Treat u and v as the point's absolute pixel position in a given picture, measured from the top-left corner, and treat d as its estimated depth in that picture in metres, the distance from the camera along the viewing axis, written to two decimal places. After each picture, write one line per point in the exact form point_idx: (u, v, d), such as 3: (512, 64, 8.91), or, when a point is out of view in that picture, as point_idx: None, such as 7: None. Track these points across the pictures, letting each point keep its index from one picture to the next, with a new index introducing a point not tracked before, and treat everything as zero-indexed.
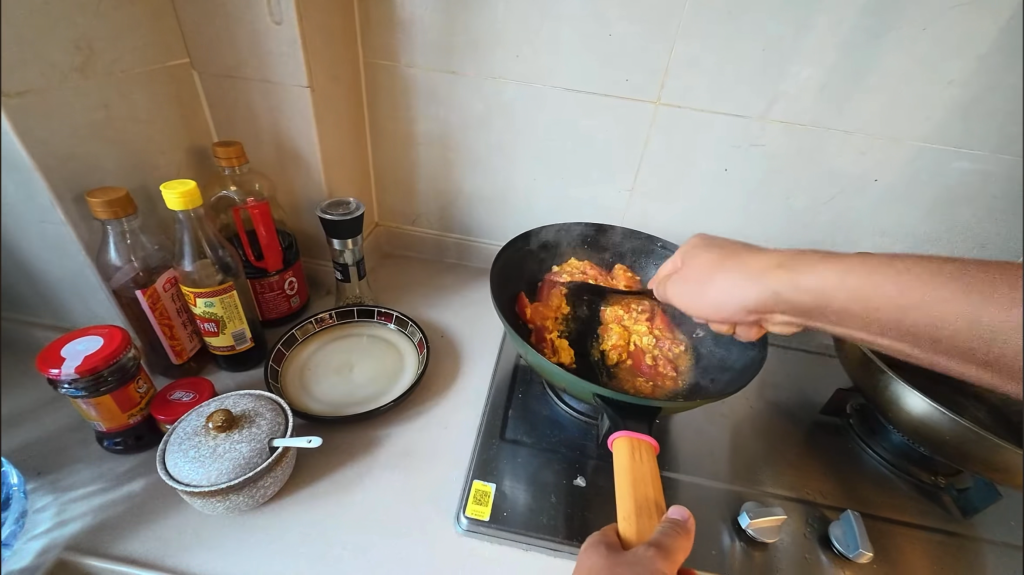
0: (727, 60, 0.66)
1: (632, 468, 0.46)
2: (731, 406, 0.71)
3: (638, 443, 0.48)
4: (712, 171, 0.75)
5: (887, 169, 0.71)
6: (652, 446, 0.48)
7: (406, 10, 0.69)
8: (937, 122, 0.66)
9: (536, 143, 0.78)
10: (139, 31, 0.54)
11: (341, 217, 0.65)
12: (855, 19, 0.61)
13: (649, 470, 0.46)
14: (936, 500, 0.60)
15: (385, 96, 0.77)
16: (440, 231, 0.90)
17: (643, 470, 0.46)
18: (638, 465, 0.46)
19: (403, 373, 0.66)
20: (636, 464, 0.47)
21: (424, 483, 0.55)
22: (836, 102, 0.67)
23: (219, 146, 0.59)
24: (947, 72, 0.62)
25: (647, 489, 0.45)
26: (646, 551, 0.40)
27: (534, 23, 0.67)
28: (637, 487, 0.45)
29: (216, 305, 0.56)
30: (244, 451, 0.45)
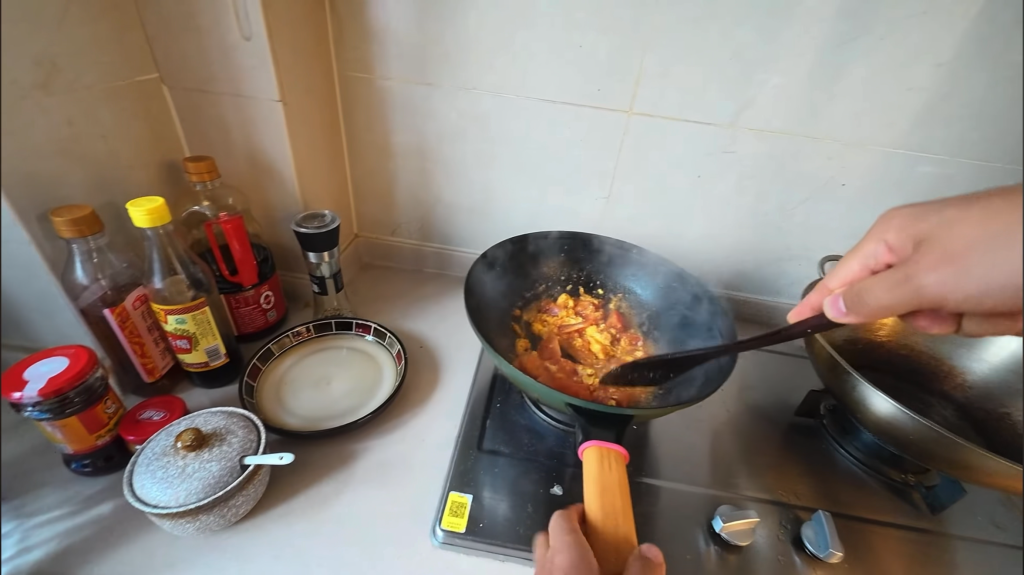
0: (696, 70, 0.67)
1: (600, 476, 0.47)
2: (707, 410, 0.72)
3: (606, 452, 0.49)
4: (687, 178, 0.77)
5: (854, 174, 0.73)
6: (622, 455, 0.49)
7: (379, 23, 0.69)
8: (897, 128, 0.68)
9: (512, 153, 0.78)
10: (105, 47, 0.54)
11: (315, 230, 0.65)
12: (817, 28, 0.62)
13: (617, 479, 0.47)
14: (906, 499, 0.62)
15: (360, 108, 0.77)
16: (420, 241, 0.90)
17: (611, 479, 0.47)
18: (606, 474, 0.47)
19: (381, 385, 0.66)
20: (605, 473, 0.47)
21: (401, 496, 0.54)
22: (801, 110, 0.69)
23: (190, 161, 0.59)
24: (907, 79, 0.64)
25: (615, 498, 0.46)
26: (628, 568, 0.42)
27: (507, 34, 0.68)
28: (604, 494, 0.46)
29: (188, 322, 0.56)
30: (214, 471, 0.45)
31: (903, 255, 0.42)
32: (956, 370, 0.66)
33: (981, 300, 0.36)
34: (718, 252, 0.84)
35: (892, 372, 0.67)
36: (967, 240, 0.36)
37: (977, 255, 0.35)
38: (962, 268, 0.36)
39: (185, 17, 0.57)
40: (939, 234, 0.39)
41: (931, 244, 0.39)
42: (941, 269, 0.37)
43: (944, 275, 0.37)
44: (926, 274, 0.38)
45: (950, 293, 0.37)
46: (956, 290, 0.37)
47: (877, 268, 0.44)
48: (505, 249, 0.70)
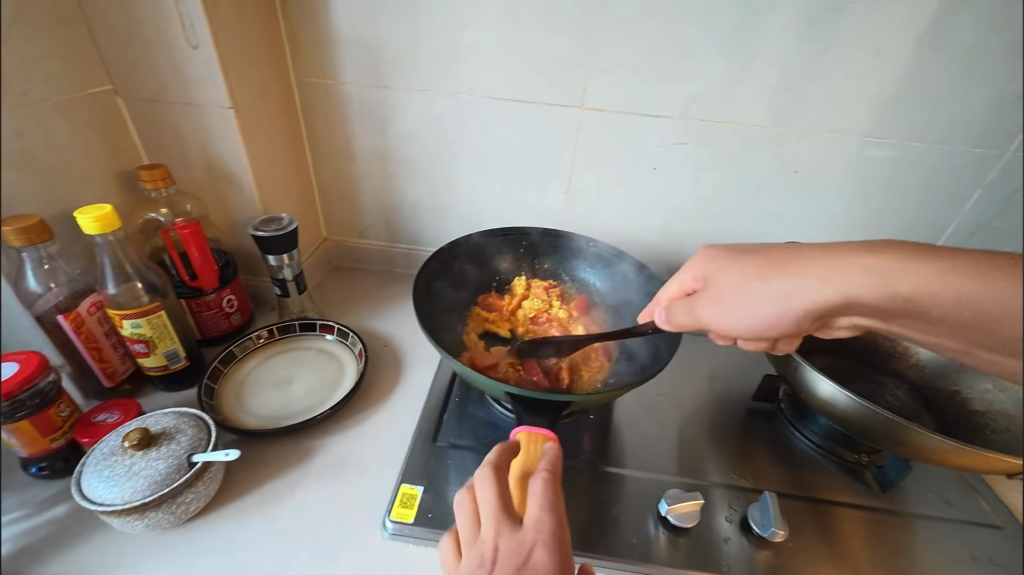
0: (641, 64, 0.69)
1: (524, 459, 0.46)
2: (668, 398, 0.72)
3: (535, 436, 0.48)
4: (643, 171, 0.78)
5: (805, 161, 0.74)
6: (549, 437, 0.48)
7: (331, 29, 0.71)
8: (843, 114, 0.69)
9: (470, 152, 0.79)
10: (55, 60, 0.55)
11: (273, 233, 0.66)
12: (756, 19, 0.64)
13: (542, 460, 0.46)
14: (859, 478, 0.62)
15: (319, 112, 0.79)
16: (387, 242, 0.92)
17: (536, 461, 0.46)
18: (531, 456, 0.47)
19: (341, 384, 0.67)
20: (530, 456, 0.47)
21: (354, 490, 0.55)
22: (747, 100, 0.70)
23: (144, 169, 0.60)
24: (848, 65, 0.65)
25: (538, 479, 0.45)
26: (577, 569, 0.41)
27: (456, 35, 0.69)
28: (527, 477, 0.45)
29: (143, 326, 0.57)
30: (160, 468, 0.46)
31: (703, 285, 0.51)
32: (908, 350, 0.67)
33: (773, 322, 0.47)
34: (679, 243, 0.85)
35: (846, 355, 0.68)
36: (729, 288, 0.48)
37: (755, 304, 0.46)
38: (745, 296, 0.47)
39: (134, 29, 0.58)
40: (714, 282, 0.49)
41: (710, 293, 0.49)
42: (712, 306, 0.48)
43: (726, 312, 0.48)
44: (705, 307, 0.49)
45: (729, 319, 0.48)
46: (728, 322, 0.48)
47: (688, 291, 0.52)
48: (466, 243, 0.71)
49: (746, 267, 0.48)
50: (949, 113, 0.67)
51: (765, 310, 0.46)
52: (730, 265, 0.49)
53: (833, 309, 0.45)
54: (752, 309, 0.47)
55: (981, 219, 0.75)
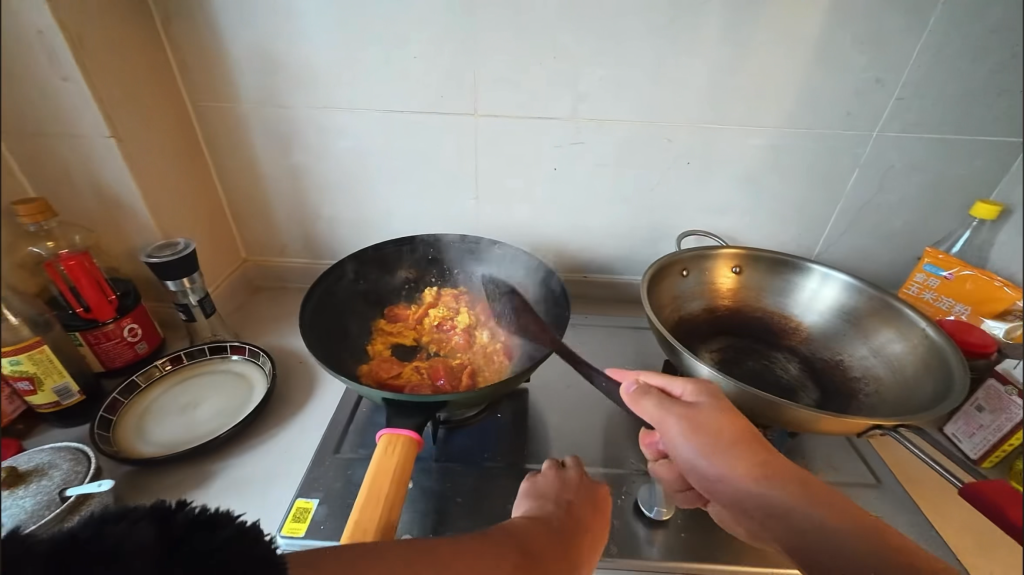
0: (527, 70, 0.71)
1: (377, 462, 0.48)
2: (583, 391, 0.74)
3: (397, 438, 0.49)
4: (546, 172, 0.80)
5: (696, 153, 0.77)
6: (413, 439, 0.49)
7: (219, 51, 0.71)
8: (722, 107, 0.73)
9: (377, 165, 0.80)
10: None
11: (167, 258, 0.66)
12: (627, 21, 0.67)
13: (393, 463, 0.48)
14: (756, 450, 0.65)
15: (220, 135, 0.79)
16: (308, 259, 0.92)
17: (387, 464, 0.47)
18: (384, 459, 0.48)
19: (248, 403, 0.67)
20: (383, 458, 0.48)
21: (250, 510, 0.55)
22: (632, 99, 0.73)
23: (20, 204, 0.57)
24: (717, 58, 0.69)
25: (384, 483, 0.47)
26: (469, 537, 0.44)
27: (344, 53, 0.70)
28: (374, 482, 0.47)
29: (24, 363, 0.56)
30: (26, 506, 0.45)
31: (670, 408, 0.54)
32: (799, 326, 0.71)
33: (702, 469, 0.53)
34: (592, 240, 0.87)
35: (744, 336, 0.72)
36: (712, 424, 0.51)
37: (689, 446, 0.52)
38: (722, 467, 0.51)
39: None
40: (668, 429, 0.53)
41: (688, 414, 0.52)
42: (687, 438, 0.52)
43: (677, 444, 0.53)
44: (676, 422, 0.52)
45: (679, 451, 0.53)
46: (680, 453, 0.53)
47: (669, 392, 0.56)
48: (369, 254, 0.72)
49: (689, 411, 0.52)
50: (818, 98, 0.71)
51: (704, 464, 0.52)
52: (718, 409, 0.52)
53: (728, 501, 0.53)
54: (685, 449, 0.53)
55: (866, 196, 0.79)
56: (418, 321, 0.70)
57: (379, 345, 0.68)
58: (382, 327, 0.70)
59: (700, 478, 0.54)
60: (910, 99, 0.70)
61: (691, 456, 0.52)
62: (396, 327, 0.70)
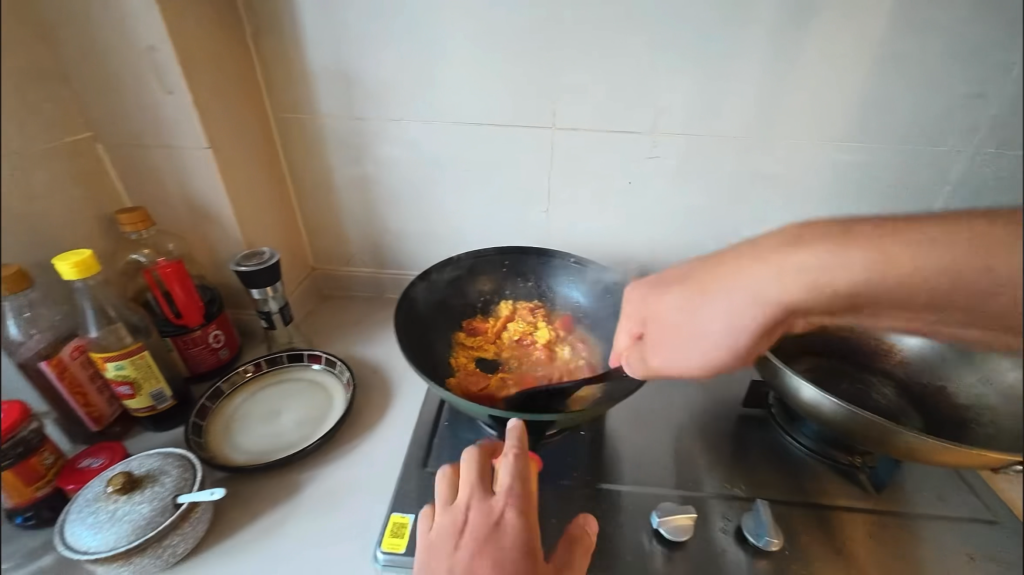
0: (609, 85, 0.70)
1: (512, 482, 0.46)
2: (660, 409, 0.72)
3: (518, 456, 0.49)
4: (619, 185, 0.79)
5: (777, 168, 0.75)
6: (532, 458, 0.49)
7: (305, 65, 0.72)
8: (809, 120, 0.70)
9: (450, 177, 0.81)
10: (31, 113, 0.56)
11: (255, 268, 0.67)
12: (715, 35, 0.65)
13: (529, 485, 0.46)
14: (854, 480, 0.62)
15: (299, 146, 0.80)
16: (375, 269, 0.93)
17: (523, 486, 0.45)
18: (520, 480, 0.46)
19: (330, 413, 0.66)
20: (518, 479, 0.46)
21: (345, 522, 0.55)
22: (716, 113, 0.71)
23: (123, 213, 0.60)
24: (806, 72, 0.67)
25: (523, 504, 0.45)
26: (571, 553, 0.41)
27: (428, 67, 0.71)
28: (512, 503, 0.45)
29: (127, 367, 0.57)
30: (145, 512, 0.46)
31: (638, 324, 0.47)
32: (892, 346, 0.68)
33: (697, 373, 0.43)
34: (661, 253, 0.86)
35: (835, 354, 0.69)
36: (676, 316, 0.43)
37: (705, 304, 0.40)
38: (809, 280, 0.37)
39: (110, 77, 0.59)
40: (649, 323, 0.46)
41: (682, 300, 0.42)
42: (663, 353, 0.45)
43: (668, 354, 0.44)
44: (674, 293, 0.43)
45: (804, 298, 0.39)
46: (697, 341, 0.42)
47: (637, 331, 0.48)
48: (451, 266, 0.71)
49: (684, 285, 0.42)
50: (913, 113, 0.68)
51: (723, 323, 0.40)
52: (648, 284, 0.47)
53: (774, 321, 0.38)
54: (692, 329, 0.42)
55: None
56: (496, 333, 0.70)
57: (460, 357, 0.68)
58: (461, 339, 0.70)
59: (691, 369, 0.43)
60: (1009, 116, 0.67)
61: (693, 355, 0.42)
62: (476, 339, 0.70)
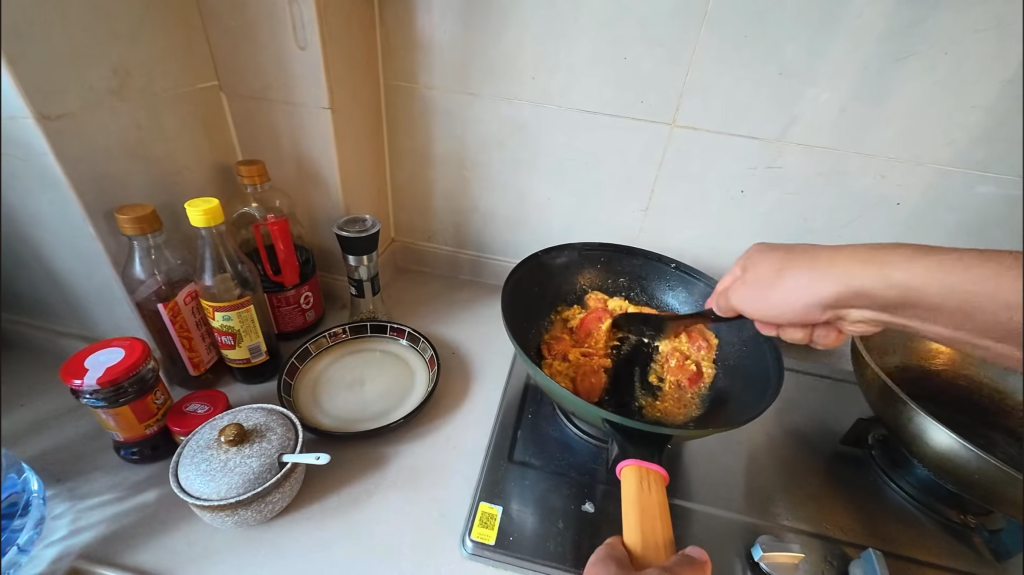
0: (741, 84, 0.66)
1: (640, 496, 0.47)
2: (747, 432, 0.69)
3: (646, 472, 0.49)
4: (729, 193, 0.75)
5: (910, 194, 0.69)
6: (662, 475, 0.49)
7: (425, 34, 0.70)
8: (961, 146, 0.64)
9: (551, 163, 0.78)
10: (171, 56, 0.57)
11: (356, 234, 0.66)
12: (872, 44, 0.60)
13: (656, 499, 0.47)
14: (965, 541, 0.57)
15: (403, 115, 0.79)
16: (455, 248, 0.91)
17: (651, 499, 0.47)
18: (646, 494, 0.47)
19: (414, 390, 0.66)
20: (644, 493, 0.47)
21: (430, 503, 0.54)
22: (854, 126, 0.66)
23: (243, 164, 0.62)
24: (969, 96, 0.61)
25: (655, 519, 0.46)
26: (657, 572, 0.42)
27: (550, 46, 0.68)
28: (644, 518, 0.46)
29: (233, 319, 0.58)
30: (254, 466, 0.46)
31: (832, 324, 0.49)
32: None
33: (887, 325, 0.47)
34: None
35: (948, 405, 0.65)
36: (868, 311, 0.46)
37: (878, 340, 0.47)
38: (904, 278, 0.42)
39: (246, 27, 0.59)
40: (776, 275, 0.48)
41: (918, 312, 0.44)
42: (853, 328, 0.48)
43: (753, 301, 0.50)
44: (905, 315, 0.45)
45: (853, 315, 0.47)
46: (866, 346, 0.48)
47: (809, 326, 0.50)
48: (550, 255, 0.72)
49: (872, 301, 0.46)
50: None
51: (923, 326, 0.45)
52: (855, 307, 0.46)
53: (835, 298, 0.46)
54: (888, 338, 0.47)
55: None
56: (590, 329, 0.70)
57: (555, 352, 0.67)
58: (555, 333, 0.70)
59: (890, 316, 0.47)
60: None
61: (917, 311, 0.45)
62: (571, 336, 0.70)
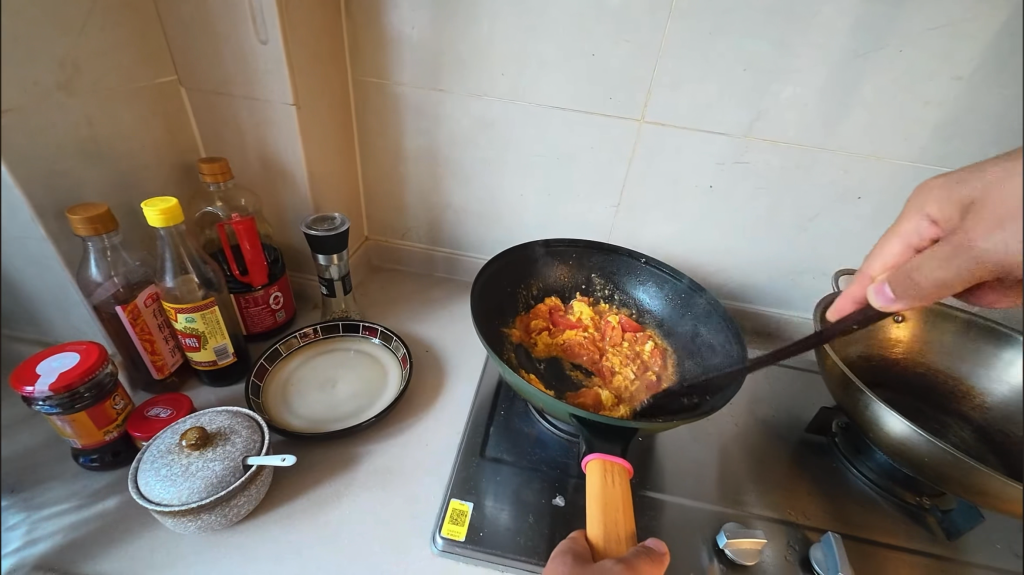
0: (707, 81, 0.67)
1: (603, 490, 0.48)
2: (716, 423, 0.70)
3: (610, 465, 0.50)
4: (699, 189, 0.76)
5: (871, 188, 0.71)
6: (625, 468, 0.50)
7: (393, 30, 0.70)
8: (914, 141, 0.66)
9: (523, 160, 0.78)
10: (126, 50, 0.56)
11: (325, 232, 0.65)
12: (830, 43, 0.62)
13: (619, 493, 0.48)
14: (922, 523, 0.59)
15: (373, 112, 0.78)
16: (430, 245, 0.91)
17: (614, 493, 0.48)
18: (610, 488, 0.48)
19: (386, 389, 0.66)
20: (607, 487, 0.48)
21: (401, 502, 0.54)
22: (815, 123, 0.67)
23: (204, 162, 0.60)
24: (923, 92, 0.63)
25: (617, 512, 0.47)
26: (614, 563, 0.42)
27: (519, 43, 0.68)
28: (606, 511, 0.47)
29: (197, 321, 0.57)
30: (217, 470, 0.46)
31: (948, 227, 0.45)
32: (974, 390, 0.64)
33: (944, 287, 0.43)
34: (728, 262, 0.83)
35: (906, 391, 0.67)
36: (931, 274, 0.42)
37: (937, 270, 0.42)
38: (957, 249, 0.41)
39: (205, 21, 0.58)
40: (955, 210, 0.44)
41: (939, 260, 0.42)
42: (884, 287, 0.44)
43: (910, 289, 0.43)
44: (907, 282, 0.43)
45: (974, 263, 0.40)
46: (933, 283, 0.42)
47: (920, 247, 0.47)
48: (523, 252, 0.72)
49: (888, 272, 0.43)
50: None
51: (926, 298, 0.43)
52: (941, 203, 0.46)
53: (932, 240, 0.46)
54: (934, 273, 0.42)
55: None
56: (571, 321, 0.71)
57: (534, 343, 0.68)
58: (538, 320, 0.71)
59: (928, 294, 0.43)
60: None
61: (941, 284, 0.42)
62: (551, 324, 0.71)
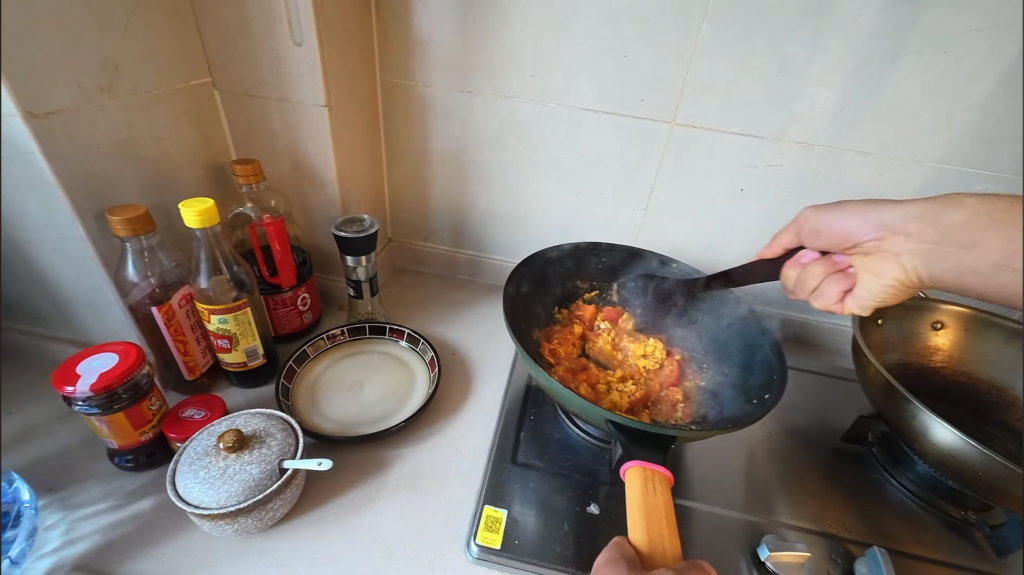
0: (741, 81, 0.66)
1: (645, 499, 0.47)
2: (748, 431, 0.69)
3: (651, 473, 0.49)
4: (729, 191, 0.75)
5: (908, 192, 0.69)
6: (666, 476, 0.49)
7: (422, 30, 0.69)
8: (958, 144, 0.64)
9: (550, 162, 0.77)
10: (164, 52, 0.56)
11: (355, 234, 0.65)
12: (870, 43, 0.60)
13: (662, 502, 0.47)
14: (967, 537, 0.58)
15: (400, 112, 0.77)
16: (453, 248, 0.90)
17: (657, 503, 0.46)
18: (651, 497, 0.47)
19: (414, 392, 0.65)
20: (649, 496, 0.47)
21: (434, 507, 0.53)
22: (853, 125, 0.66)
23: (238, 163, 0.60)
24: (967, 92, 0.61)
25: (661, 523, 0.46)
26: None
27: (549, 45, 0.68)
28: (650, 521, 0.46)
29: (230, 322, 0.56)
30: (254, 473, 0.45)
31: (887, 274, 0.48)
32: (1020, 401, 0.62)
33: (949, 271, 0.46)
34: None
35: (946, 401, 0.66)
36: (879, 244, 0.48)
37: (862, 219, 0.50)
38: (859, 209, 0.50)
39: (241, 22, 0.57)
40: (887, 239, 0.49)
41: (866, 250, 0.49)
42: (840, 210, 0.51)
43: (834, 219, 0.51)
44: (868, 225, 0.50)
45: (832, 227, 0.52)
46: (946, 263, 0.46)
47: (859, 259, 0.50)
48: (552, 256, 0.71)
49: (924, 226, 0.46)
50: None
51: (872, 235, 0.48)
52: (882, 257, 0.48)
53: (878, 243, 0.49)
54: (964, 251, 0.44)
55: None
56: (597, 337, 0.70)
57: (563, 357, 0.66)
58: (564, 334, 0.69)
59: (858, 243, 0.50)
60: None
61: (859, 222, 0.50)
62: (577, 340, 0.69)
